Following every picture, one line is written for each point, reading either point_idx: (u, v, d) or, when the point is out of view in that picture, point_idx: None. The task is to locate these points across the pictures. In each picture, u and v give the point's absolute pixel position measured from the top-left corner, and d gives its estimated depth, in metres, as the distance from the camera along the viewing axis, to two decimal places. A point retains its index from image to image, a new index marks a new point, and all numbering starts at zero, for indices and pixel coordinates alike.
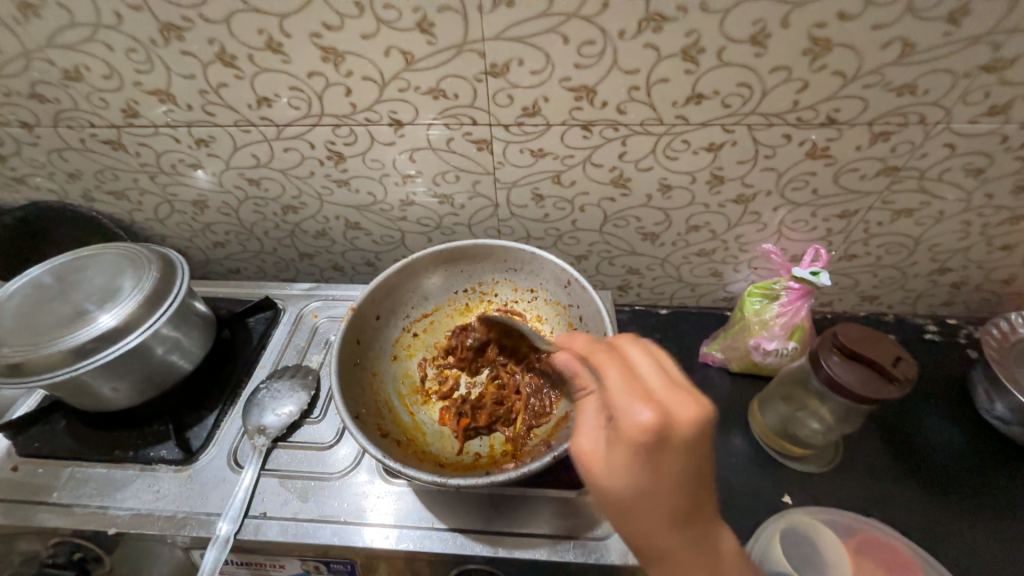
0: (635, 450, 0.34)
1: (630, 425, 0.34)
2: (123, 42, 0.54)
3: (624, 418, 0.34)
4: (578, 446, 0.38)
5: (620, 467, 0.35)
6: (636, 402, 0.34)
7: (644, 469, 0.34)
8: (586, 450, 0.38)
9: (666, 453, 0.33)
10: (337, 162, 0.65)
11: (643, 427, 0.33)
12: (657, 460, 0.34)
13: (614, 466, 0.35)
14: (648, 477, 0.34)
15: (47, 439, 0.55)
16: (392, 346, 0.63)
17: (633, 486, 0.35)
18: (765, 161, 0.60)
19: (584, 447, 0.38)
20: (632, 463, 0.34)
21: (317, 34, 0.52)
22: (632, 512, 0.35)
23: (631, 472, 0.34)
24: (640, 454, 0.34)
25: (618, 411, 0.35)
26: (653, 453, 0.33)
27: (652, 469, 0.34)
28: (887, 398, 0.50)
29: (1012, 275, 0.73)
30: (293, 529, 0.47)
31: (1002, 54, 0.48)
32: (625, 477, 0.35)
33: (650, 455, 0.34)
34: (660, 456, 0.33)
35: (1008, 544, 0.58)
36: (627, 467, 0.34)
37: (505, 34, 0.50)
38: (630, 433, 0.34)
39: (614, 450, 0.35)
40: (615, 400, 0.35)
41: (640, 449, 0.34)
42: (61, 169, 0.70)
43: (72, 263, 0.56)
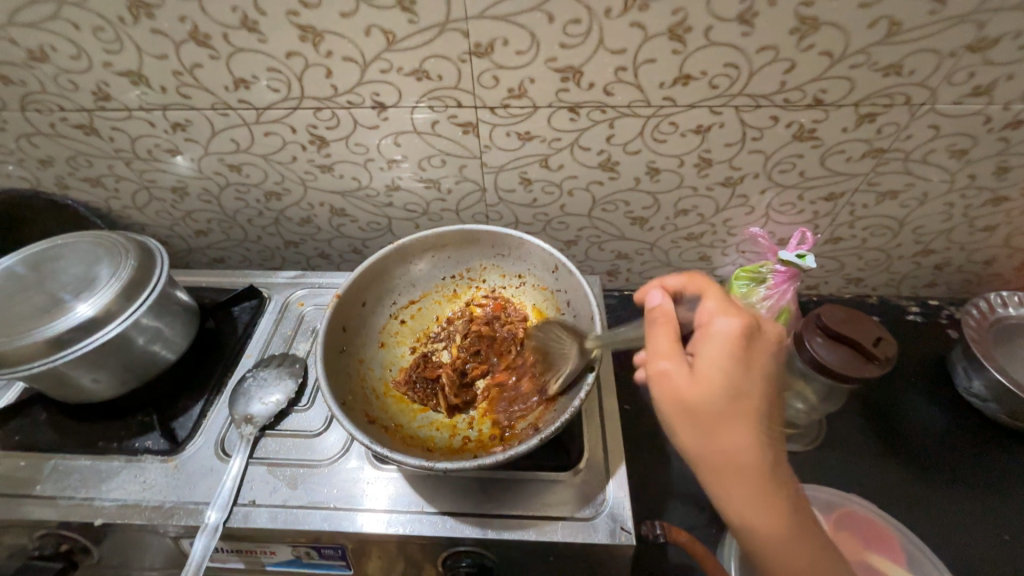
0: (741, 350, 0.38)
1: (728, 330, 0.39)
2: (89, 21, 0.52)
3: (720, 327, 0.39)
4: (661, 363, 0.39)
5: (713, 369, 0.37)
6: (726, 314, 0.40)
7: (739, 369, 0.37)
8: (670, 365, 0.38)
9: (761, 357, 0.38)
10: (319, 146, 0.64)
11: (743, 328, 0.38)
12: (754, 363, 0.38)
13: (704, 370, 0.37)
14: (742, 380, 0.37)
15: (28, 432, 0.54)
16: (380, 333, 0.62)
17: (724, 389, 0.37)
18: (752, 143, 0.60)
19: (666, 363, 0.39)
20: (731, 364, 0.37)
21: (293, 12, 0.50)
22: (718, 419, 0.37)
23: (727, 372, 0.37)
24: (738, 355, 0.38)
25: (715, 321, 0.40)
26: (746, 354, 0.38)
27: (746, 371, 0.37)
28: (867, 377, 0.51)
29: (992, 257, 0.74)
30: (283, 516, 0.47)
31: (987, 33, 0.48)
32: (717, 380, 0.37)
33: (745, 357, 0.38)
34: (753, 359, 0.38)
35: (981, 516, 0.60)
36: (725, 367, 0.37)
37: (488, 12, 0.49)
38: (731, 333, 0.38)
39: (707, 356, 0.38)
40: (710, 314, 0.41)
41: (741, 348, 0.38)
42: (32, 155, 0.68)
43: (46, 252, 0.55)
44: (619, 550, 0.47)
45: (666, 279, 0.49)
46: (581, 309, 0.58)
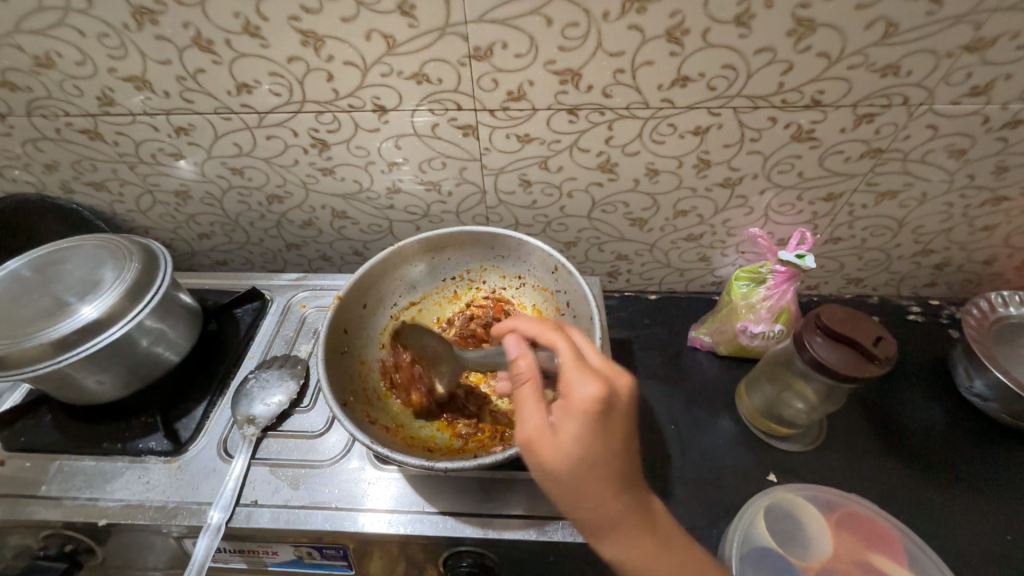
0: (592, 418, 0.39)
1: (581, 398, 0.39)
2: (94, 27, 0.53)
3: (575, 393, 0.39)
4: (525, 431, 0.40)
5: (568, 438, 0.39)
6: (584, 377, 0.40)
7: (591, 436, 0.39)
8: (531, 432, 0.40)
9: (614, 418, 0.40)
10: (321, 149, 0.64)
11: (593, 398, 0.39)
12: (606, 427, 0.39)
13: (561, 438, 0.39)
14: (596, 444, 0.39)
15: (33, 433, 0.54)
16: (380, 334, 0.63)
17: (579, 454, 0.39)
18: (751, 144, 0.60)
19: (529, 430, 0.40)
20: (583, 431, 0.39)
21: (295, 17, 0.50)
22: (578, 482, 0.39)
23: (581, 440, 0.39)
24: (590, 422, 0.39)
25: (570, 386, 0.40)
26: (598, 420, 0.39)
27: (597, 436, 0.39)
28: (868, 377, 0.51)
29: (992, 256, 0.74)
30: (285, 516, 0.48)
31: (984, 34, 0.48)
32: (573, 448, 0.39)
33: (597, 424, 0.39)
34: (607, 420, 0.39)
35: (983, 516, 0.60)
36: (578, 434, 0.39)
37: (487, 16, 0.49)
38: (583, 404, 0.39)
39: (563, 424, 0.39)
40: (568, 375, 0.41)
41: (591, 417, 0.39)
42: (37, 160, 0.69)
43: (51, 255, 0.56)
44: None
45: (524, 323, 0.48)
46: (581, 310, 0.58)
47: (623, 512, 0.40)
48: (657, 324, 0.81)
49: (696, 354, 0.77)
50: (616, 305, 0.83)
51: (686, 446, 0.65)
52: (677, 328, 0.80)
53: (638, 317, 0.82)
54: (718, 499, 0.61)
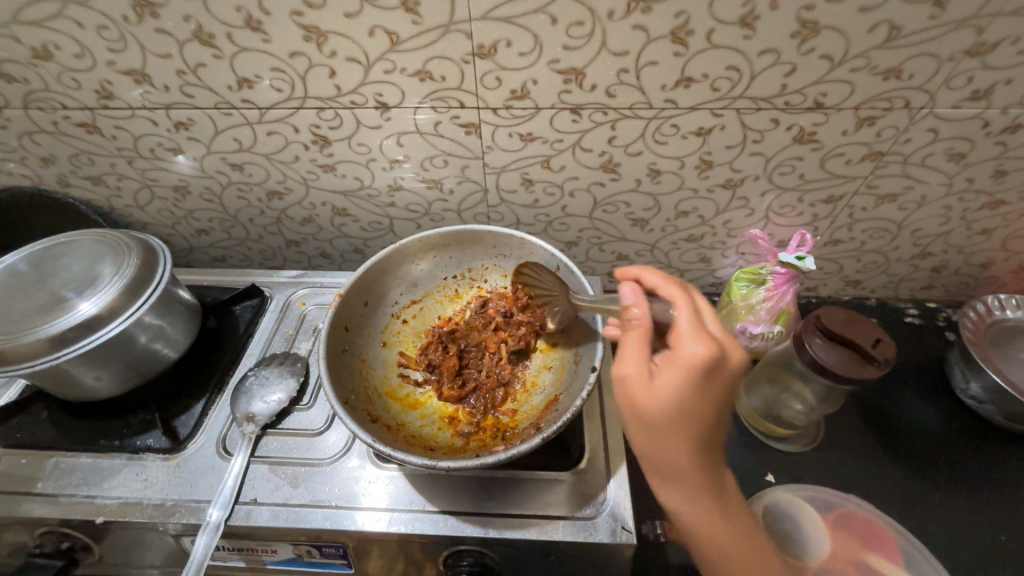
0: (699, 378, 0.38)
1: (690, 357, 0.38)
2: (93, 19, 0.52)
3: (685, 350, 0.38)
4: (623, 370, 0.41)
5: (667, 390, 0.39)
6: (697, 338, 0.39)
7: (691, 393, 0.38)
8: (628, 373, 0.40)
9: (717, 385, 0.38)
10: (322, 146, 0.64)
11: (704, 360, 0.38)
12: (707, 391, 0.38)
13: (659, 387, 0.39)
14: (692, 403, 0.38)
15: (29, 430, 0.54)
16: (382, 332, 0.63)
17: (674, 406, 0.39)
18: (752, 146, 0.60)
19: (626, 370, 0.40)
20: (682, 387, 0.38)
21: (298, 12, 0.50)
22: (663, 432, 0.39)
23: (679, 394, 0.38)
24: (693, 381, 0.38)
25: (680, 342, 0.39)
26: (703, 382, 0.38)
27: (698, 396, 0.38)
28: (865, 378, 0.52)
29: (990, 260, 0.75)
30: (285, 515, 0.47)
31: (985, 38, 0.48)
32: (667, 400, 0.39)
33: (702, 385, 0.38)
34: (710, 384, 0.38)
35: (979, 516, 0.60)
36: (679, 388, 0.38)
37: (492, 13, 0.49)
38: (693, 364, 0.38)
39: (664, 374, 0.39)
40: (680, 333, 0.40)
41: (695, 376, 0.38)
42: (34, 153, 0.68)
43: (48, 249, 0.55)
44: (620, 549, 0.47)
45: (647, 274, 0.48)
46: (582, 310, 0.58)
47: (697, 472, 0.40)
48: None
49: None
50: None
51: None
52: None
53: None
54: None
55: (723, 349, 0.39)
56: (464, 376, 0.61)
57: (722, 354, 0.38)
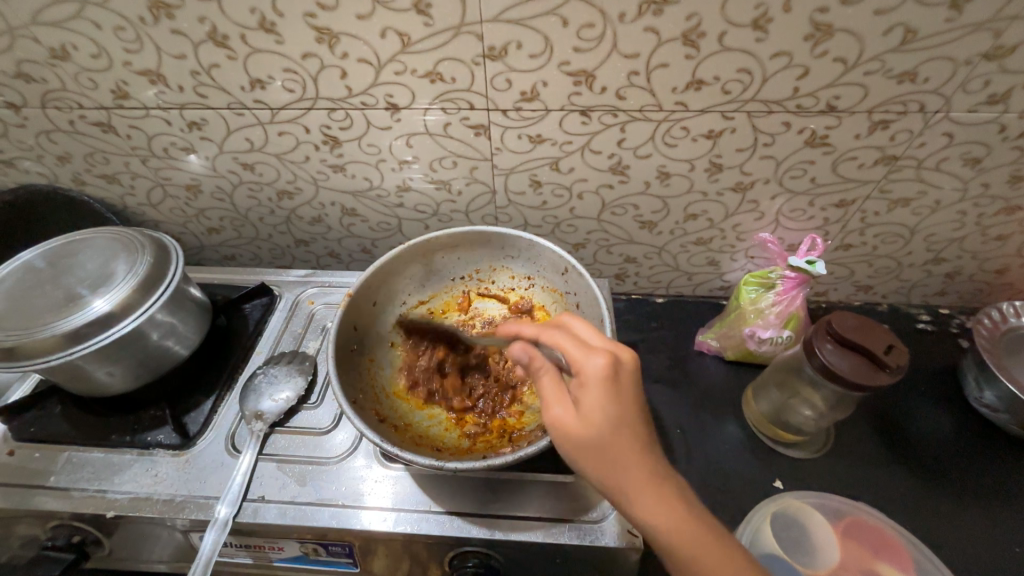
0: (608, 386, 0.40)
1: (591, 370, 0.40)
2: (111, 20, 0.53)
3: (585, 366, 0.41)
4: (552, 414, 0.41)
5: (593, 409, 0.40)
6: (591, 352, 0.41)
7: (608, 403, 0.40)
8: (561, 417, 0.41)
9: (625, 386, 0.41)
10: (332, 146, 0.64)
11: (603, 365, 0.40)
12: (621, 394, 0.40)
13: (585, 411, 0.40)
14: (615, 413, 0.39)
15: (43, 424, 0.55)
16: (389, 333, 0.63)
17: (605, 424, 0.39)
18: (763, 149, 0.60)
19: (555, 414, 0.41)
20: (603, 400, 0.40)
21: (311, 14, 0.50)
22: (610, 455, 0.39)
23: (604, 410, 0.39)
24: (606, 392, 0.40)
25: (579, 362, 0.41)
26: (611, 390, 0.40)
27: (614, 404, 0.40)
28: (878, 385, 0.51)
29: (1004, 266, 0.74)
30: (292, 512, 0.48)
31: (1003, 41, 0.48)
32: (596, 421, 0.39)
33: (612, 391, 0.40)
34: (619, 390, 0.40)
35: (993, 528, 0.59)
36: (599, 401, 0.40)
37: (502, 15, 0.49)
38: (595, 373, 0.40)
39: (584, 399, 0.40)
40: (573, 355, 0.42)
41: (602, 386, 0.40)
42: (50, 152, 0.69)
43: (63, 246, 0.56)
44: (626, 553, 0.46)
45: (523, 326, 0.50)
46: (590, 312, 0.58)
47: (654, 477, 0.39)
48: (664, 328, 0.81)
49: (702, 358, 0.77)
50: (623, 307, 0.83)
51: (691, 451, 0.65)
52: (684, 332, 0.80)
53: (645, 321, 0.82)
54: (724, 504, 0.60)
55: (612, 354, 0.42)
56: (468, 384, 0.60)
57: (614, 359, 0.41)
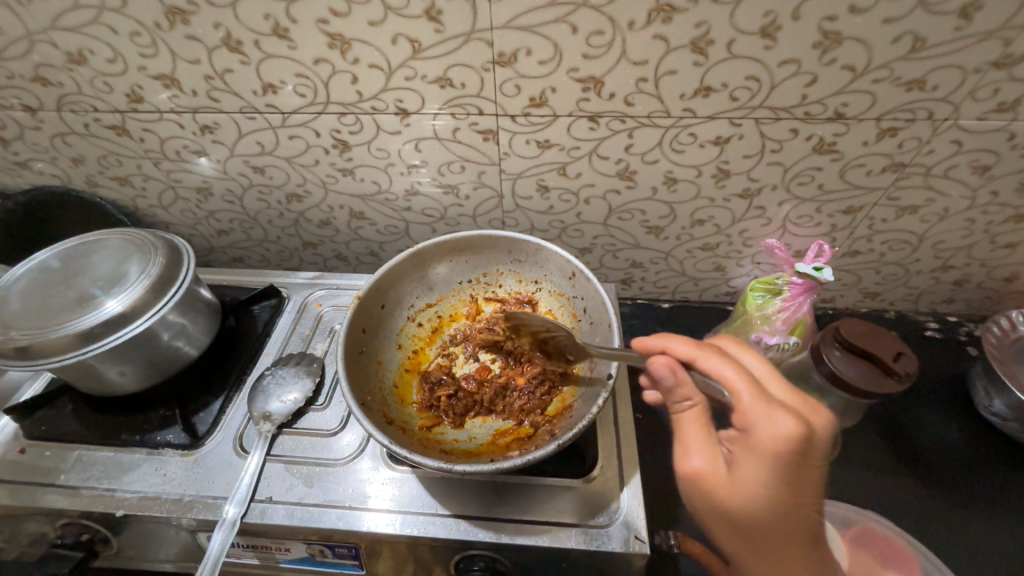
0: (780, 456, 0.38)
1: (772, 438, 0.38)
2: (127, 25, 0.54)
3: (763, 431, 0.38)
4: (691, 464, 0.41)
5: (750, 476, 0.39)
6: (773, 415, 0.38)
7: (777, 477, 0.38)
8: (699, 468, 0.40)
9: (806, 463, 0.38)
10: (342, 150, 0.65)
11: (789, 438, 0.37)
12: (796, 472, 0.38)
13: (739, 477, 0.39)
14: (783, 490, 0.38)
15: (54, 422, 0.55)
16: (397, 335, 0.63)
17: (766, 501, 0.39)
18: (771, 155, 0.60)
19: (698, 467, 0.40)
20: (767, 473, 0.38)
21: (324, 20, 0.51)
22: (756, 525, 0.39)
23: (766, 486, 0.38)
24: (779, 465, 0.38)
25: (755, 425, 0.39)
26: (791, 465, 0.38)
27: (789, 480, 0.38)
28: (886, 393, 0.51)
29: (1014, 274, 0.73)
30: (299, 514, 0.48)
31: (1013, 50, 0.48)
32: (753, 491, 0.39)
33: (787, 468, 0.38)
34: (796, 467, 0.38)
35: (1003, 539, 0.59)
36: (763, 478, 0.38)
37: (513, 22, 0.50)
38: (774, 443, 0.38)
39: (741, 462, 0.39)
40: (750, 412, 0.39)
41: (782, 459, 0.37)
42: (65, 154, 0.70)
43: (78, 247, 0.57)
44: (632, 559, 0.46)
45: (673, 344, 0.45)
46: (597, 317, 0.58)
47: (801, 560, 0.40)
48: (669, 333, 0.81)
49: None
50: (628, 312, 0.84)
51: None
52: (690, 338, 0.80)
53: (650, 325, 0.82)
54: None
55: (804, 423, 0.38)
56: (501, 401, 0.59)
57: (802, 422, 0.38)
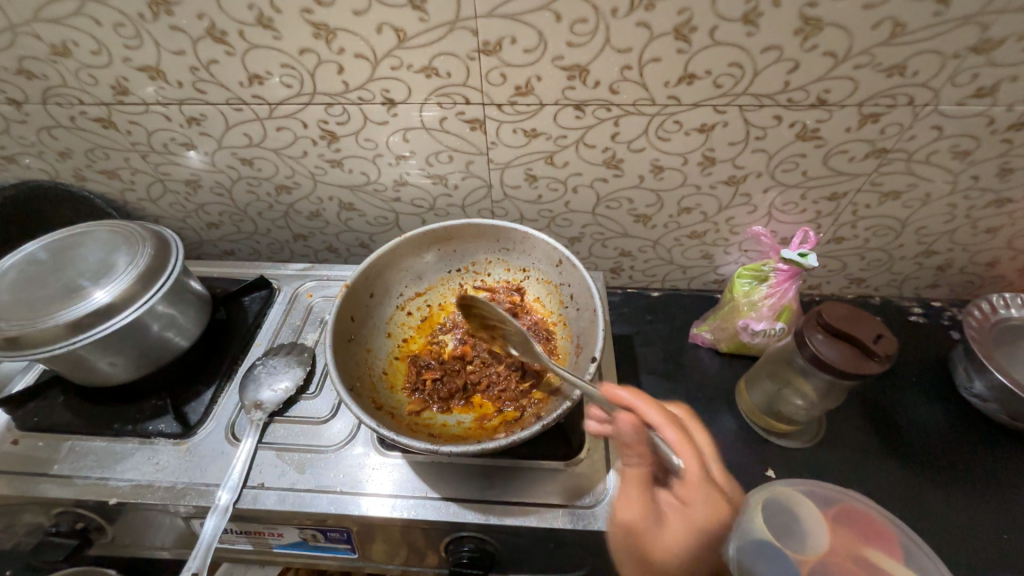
0: (706, 535, 0.38)
1: (706, 520, 0.38)
2: (111, 16, 0.53)
3: (700, 511, 0.38)
4: (626, 515, 0.40)
5: (673, 540, 0.39)
6: (710, 495, 0.39)
7: (696, 546, 0.39)
8: (632, 520, 0.40)
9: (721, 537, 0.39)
10: (330, 141, 0.65)
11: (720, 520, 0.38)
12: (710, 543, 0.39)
13: (667, 539, 0.39)
14: (696, 558, 0.39)
15: (46, 413, 0.56)
16: (386, 323, 0.64)
17: (682, 561, 0.39)
18: (755, 143, 0.61)
19: (634, 521, 0.40)
20: (690, 543, 0.39)
21: (308, 10, 0.51)
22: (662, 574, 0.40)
23: (688, 553, 0.39)
24: (702, 540, 0.38)
25: (695, 502, 0.39)
26: (709, 540, 0.39)
27: (703, 552, 0.39)
28: (867, 374, 0.52)
29: (995, 258, 0.75)
30: (292, 499, 0.49)
31: (990, 35, 0.48)
32: (674, 553, 0.39)
33: (708, 540, 0.39)
34: (712, 542, 0.39)
35: (981, 516, 0.60)
36: (686, 546, 0.39)
37: (497, 11, 0.50)
38: (706, 521, 0.38)
39: (670, 527, 0.39)
40: (692, 489, 0.39)
41: (708, 537, 0.38)
42: (51, 148, 0.70)
43: (65, 239, 0.57)
44: None
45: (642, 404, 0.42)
46: (584, 302, 0.59)
47: None
48: (658, 321, 0.82)
49: (697, 351, 0.78)
50: (618, 301, 0.84)
51: None
52: (679, 325, 0.81)
53: (640, 313, 0.83)
54: None
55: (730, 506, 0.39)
56: (487, 385, 0.60)
57: (728, 506, 0.39)
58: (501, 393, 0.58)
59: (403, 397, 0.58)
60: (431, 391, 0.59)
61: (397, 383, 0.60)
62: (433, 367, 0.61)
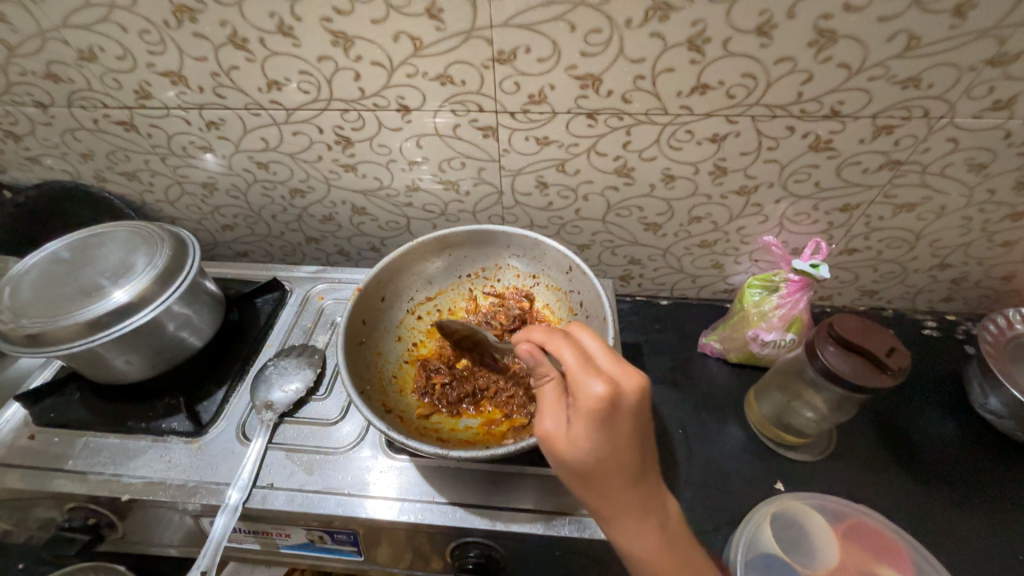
0: (598, 417, 0.37)
1: (590, 399, 0.37)
2: (137, 23, 0.55)
3: (584, 393, 0.37)
4: (542, 428, 0.40)
5: (581, 434, 0.38)
6: (590, 375, 0.38)
7: (603, 433, 0.37)
8: (549, 431, 0.40)
9: (625, 418, 0.38)
10: (345, 146, 0.66)
11: (600, 396, 0.36)
12: (615, 425, 0.37)
13: (575, 437, 0.38)
14: (610, 446, 0.38)
15: (62, 409, 0.57)
16: (397, 327, 0.64)
17: (598, 453, 0.38)
18: (767, 153, 0.61)
19: (546, 429, 0.40)
20: (594, 431, 0.37)
21: (327, 18, 0.52)
22: (596, 477, 0.39)
23: (596, 441, 0.38)
24: (600, 424, 0.37)
25: (578, 388, 0.38)
26: (608, 421, 0.37)
27: (613, 439, 0.38)
28: (879, 388, 0.51)
29: (1012, 272, 0.73)
30: (300, 500, 0.49)
31: (1007, 48, 0.48)
32: (587, 448, 0.38)
33: (608, 423, 0.37)
34: (614, 424, 0.37)
35: (995, 534, 0.59)
36: (592, 435, 0.37)
37: (513, 20, 0.51)
38: (591, 404, 0.37)
39: (576, 423, 0.38)
40: (574, 378, 0.38)
41: (600, 418, 0.37)
42: (74, 149, 0.72)
43: (86, 239, 0.58)
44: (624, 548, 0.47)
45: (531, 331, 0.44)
46: (593, 310, 0.59)
47: (640, 516, 0.40)
48: (667, 330, 0.81)
49: (705, 360, 0.77)
50: (627, 309, 0.84)
51: (690, 449, 0.66)
52: (688, 334, 0.81)
53: (648, 322, 0.82)
54: (724, 504, 0.61)
55: (614, 384, 0.37)
56: (495, 390, 0.60)
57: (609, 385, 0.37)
58: (509, 399, 0.58)
59: (412, 401, 0.59)
60: (439, 395, 0.59)
61: (406, 386, 0.60)
62: (442, 372, 0.61)
